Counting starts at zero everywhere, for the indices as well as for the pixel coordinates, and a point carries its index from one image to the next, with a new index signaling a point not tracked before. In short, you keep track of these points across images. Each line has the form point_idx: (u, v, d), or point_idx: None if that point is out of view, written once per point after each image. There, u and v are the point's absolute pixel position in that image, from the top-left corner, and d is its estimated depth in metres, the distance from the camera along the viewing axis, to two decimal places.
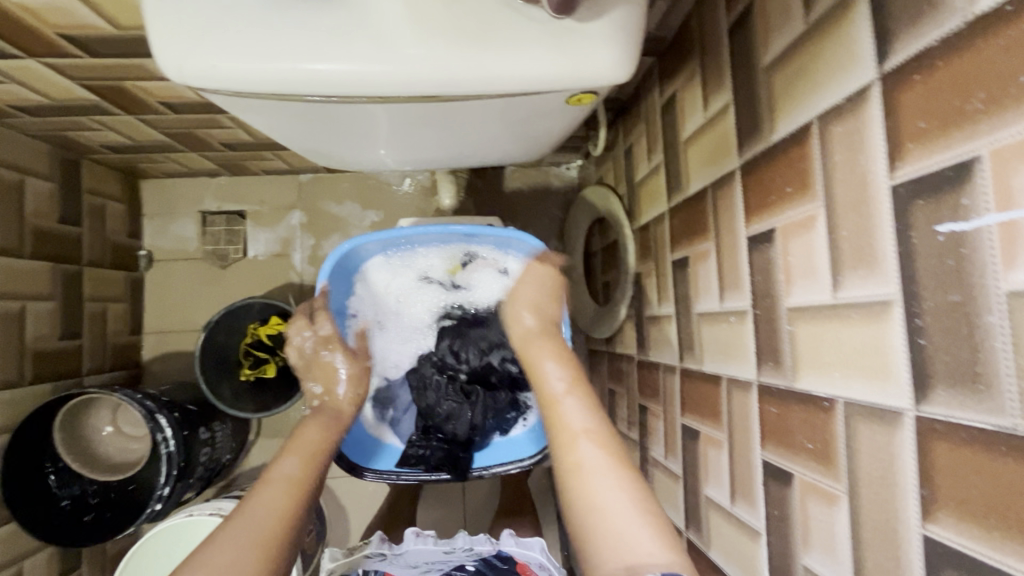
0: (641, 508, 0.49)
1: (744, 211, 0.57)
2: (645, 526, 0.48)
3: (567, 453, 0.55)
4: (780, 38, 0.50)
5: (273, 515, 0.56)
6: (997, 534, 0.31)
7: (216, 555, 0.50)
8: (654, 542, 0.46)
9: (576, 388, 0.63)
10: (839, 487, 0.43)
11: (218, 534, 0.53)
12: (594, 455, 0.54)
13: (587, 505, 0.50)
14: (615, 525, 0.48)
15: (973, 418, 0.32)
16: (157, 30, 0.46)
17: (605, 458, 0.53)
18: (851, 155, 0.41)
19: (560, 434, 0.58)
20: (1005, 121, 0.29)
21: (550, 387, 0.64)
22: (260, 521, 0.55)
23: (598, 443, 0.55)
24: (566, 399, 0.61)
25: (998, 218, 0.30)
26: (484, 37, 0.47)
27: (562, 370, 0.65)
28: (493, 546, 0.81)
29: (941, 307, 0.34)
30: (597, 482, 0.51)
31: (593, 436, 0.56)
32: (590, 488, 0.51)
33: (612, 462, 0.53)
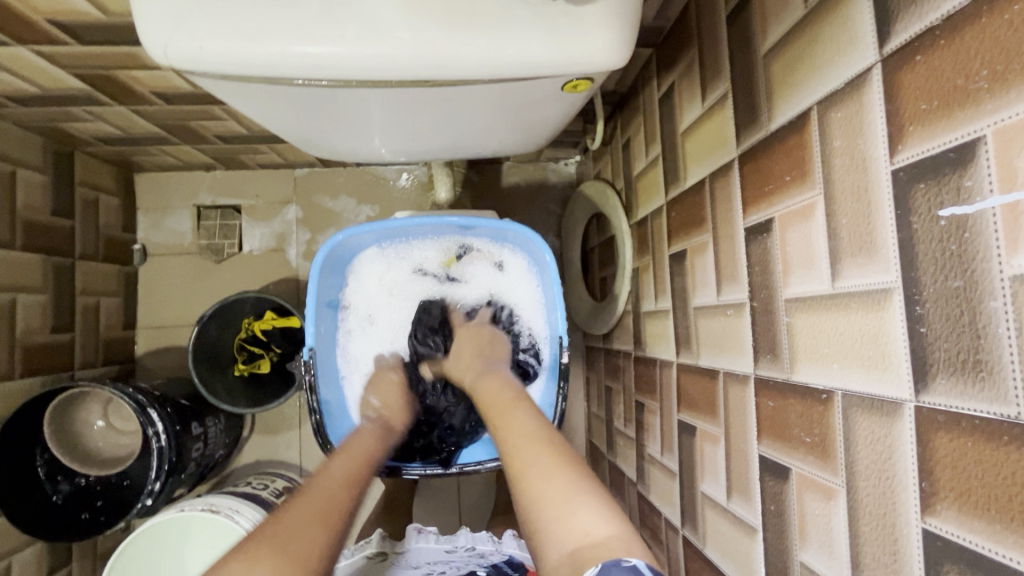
0: (583, 488, 0.48)
1: (742, 202, 0.56)
2: (587, 502, 0.47)
3: (513, 453, 0.55)
4: (779, 23, 0.49)
5: (334, 499, 0.54)
6: (999, 527, 0.30)
7: (284, 528, 0.48)
8: (595, 519, 0.45)
9: (521, 401, 0.64)
10: (837, 481, 0.42)
11: (281, 513, 0.51)
12: (541, 449, 0.54)
13: (533, 494, 0.49)
14: (556, 501, 0.47)
15: (975, 407, 0.31)
16: (143, 11, 0.45)
17: (549, 452, 0.53)
18: (851, 140, 0.40)
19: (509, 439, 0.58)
20: (1008, 99, 0.28)
21: (501, 399, 0.65)
22: (321, 502, 0.53)
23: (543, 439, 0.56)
24: (519, 412, 0.61)
25: (1002, 199, 0.29)
26: (476, 19, 0.46)
27: (510, 389, 0.67)
28: (495, 547, 0.80)
29: (943, 294, 0.33)
30: (538, 468, 0.51)
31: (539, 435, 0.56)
32: (534, 475, 0.51)
33: (553, 455, 0.53)
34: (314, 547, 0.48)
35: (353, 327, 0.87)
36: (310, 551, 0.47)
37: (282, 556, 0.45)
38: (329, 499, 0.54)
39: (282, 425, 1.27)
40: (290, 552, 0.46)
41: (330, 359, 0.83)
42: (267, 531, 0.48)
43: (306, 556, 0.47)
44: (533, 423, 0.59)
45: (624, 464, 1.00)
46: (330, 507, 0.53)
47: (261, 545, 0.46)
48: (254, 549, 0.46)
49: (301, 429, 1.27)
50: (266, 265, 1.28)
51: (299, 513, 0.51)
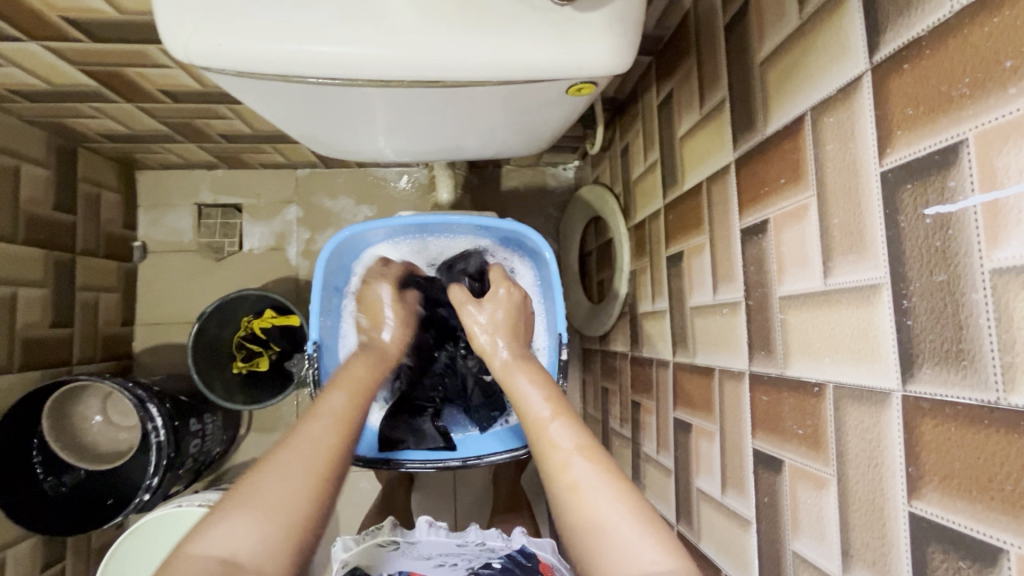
0: (640, 519, 0.48)
1: (738, 204, 0.58)
2: (646, 535, 0.47)
3: (557, 470, 0.54)
4: (775, 33, 0.51)
5: (323, 447, 0.56)
6: (980, 506, 0.32)
7: (267, 486, 0.50)
8: (658, 550, 0.46)
9: (558, 407, 0.60)
10: (827, 471, 0.44)
11: (269, 462, 0.53)
12: (585, 468, 0.53)
13: (589, 525, 0.49)
14: (618, 538, 0.47)
15: (958, 395, 0.33)
16: (164, 8, 0.46)
17: (596, 473, 0.52)
18: (843, 145, 0.42)
19: (543, 439, 0.57)
20: (989, 105, 0.30)
21: (534, 409, 0.61)
22: (309, 453, 0.54)
23: (588, 455, 0.54)
24: (552, 423, 0.59)
25: (983, 198, 0.31)
26: (485, 24, 0.48)
27: (540, 394, 0.63)
28: (505, 542, 0.81)
29: (928, 288, 0.35)
30: (595, 497, 0.50)
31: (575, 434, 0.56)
32: (589, 505, 0.50)
33: (602, 470, 0.52)
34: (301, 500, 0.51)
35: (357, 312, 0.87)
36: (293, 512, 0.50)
37: (264, 522, 0.48)
38: (318, 451, 0.55)
39: (279, 423, 1.27)
40: (274, 511, 0.49)
41: (332, 337, 0.83)
42: (249, 489, 0.50)
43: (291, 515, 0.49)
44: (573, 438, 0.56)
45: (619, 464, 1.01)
46: (320, 458, 0.54)
47: (242, 503, 0.49)
48: (238, 508, 0.49)
49: None
50: (267, 263, 1.29)
51: (285, 467, 0.52)
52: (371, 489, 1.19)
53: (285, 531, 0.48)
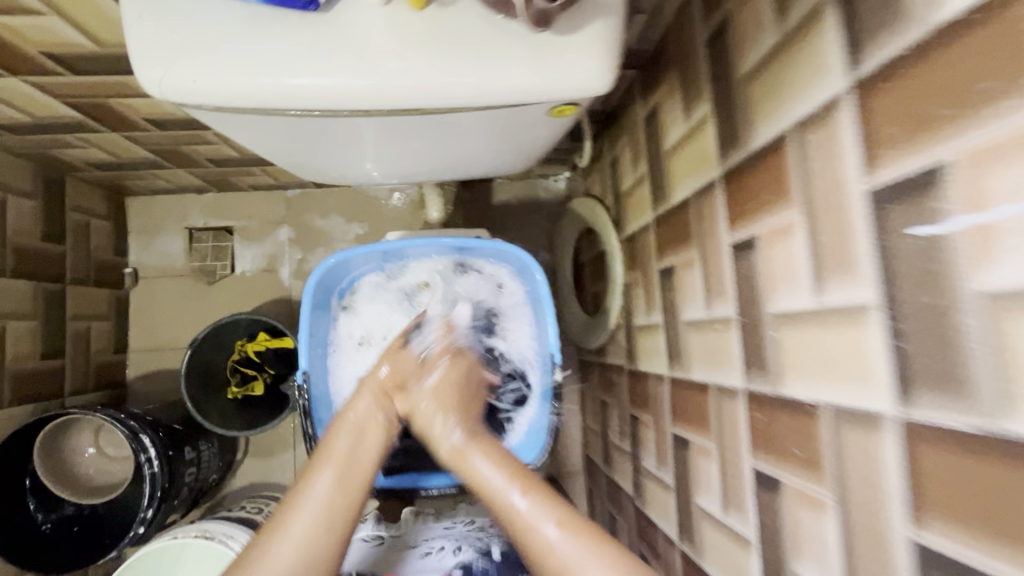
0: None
1: (727, 219, 0.57)
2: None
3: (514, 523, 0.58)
4: (756, 48, 0.50)
5: (332, 497, 0.60)
6: (982, 540, 0.30)
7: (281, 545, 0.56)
8: None
9: (523, 482, 0.60)
10: (826, 493, 0.43)
11: (285, 518, 0.58)
12: (534, 514, 0.57)
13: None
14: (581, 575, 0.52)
15: (954, 420, 0.31)
16: (137, 44, 0.46)
17: (579, 544, 0.54)
18: (828, 162, 0.41)
19: (517, 521, 0.57)
20: (968, 125, 0.30)
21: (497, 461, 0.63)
22: (321, 510, 0.59)
23: (538, 503, 0.58)
24: (519, 499, 0.58)
25: (968, 220, 0.30)
26: (463, 50, 0.47)
27: (499, 468, 0.62)
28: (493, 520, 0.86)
29: (919, 309, 0.34)
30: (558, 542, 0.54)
31: (529, 492, 0.59)
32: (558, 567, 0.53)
33: (590, 544, 0.54)
34: (316, 551, 0.56)
35: (346, 337, 0.86)
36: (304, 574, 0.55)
37: None
38: (332, 508, 0.59)
39: (276, 447, 1.26)
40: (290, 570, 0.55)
41: (320, 362, 0.82)
42: (269, 552, 0.55)
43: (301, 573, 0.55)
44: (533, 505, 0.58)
45: (621, 478, 1.00)
46: (335, 515, 0.59)
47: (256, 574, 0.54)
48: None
49: (295, 451, 1.25)
50: (260, 285, 1.28)
51: (300, 526, 0.57)
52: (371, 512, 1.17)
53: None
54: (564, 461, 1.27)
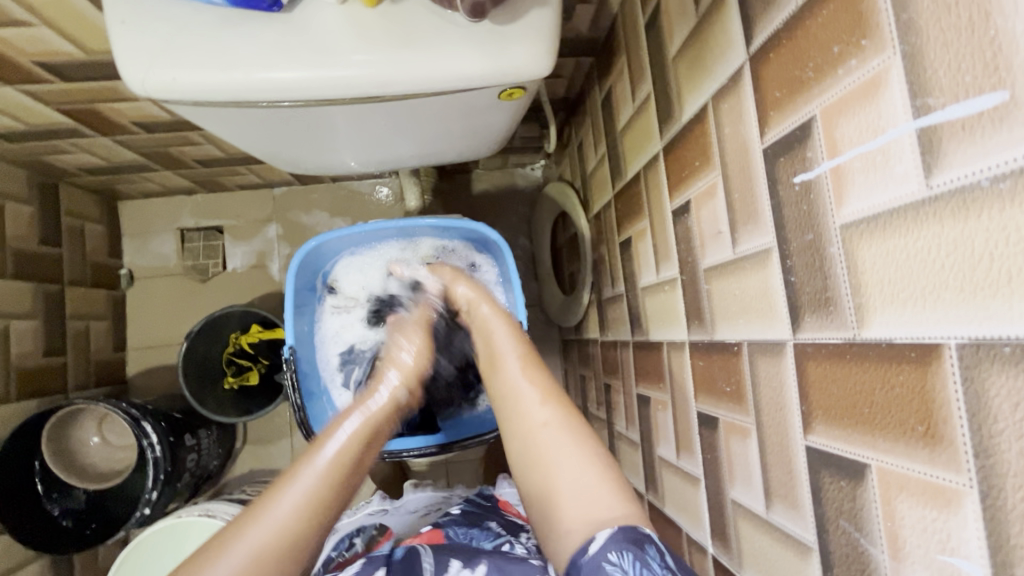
0: (600, 469, 0.52)
1: (668, 188, 0.63)
2: (606, 488, 0.50)
3: (519, 419, 0.58)
4: (681, 30, 0.56)
5: (335, 467, 0.55)
6: (851, 434, 0.35)
7: (275, 511, 0.51)
8: (614, 498, 0.49)
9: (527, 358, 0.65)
10: (748, 420, 0.49)
11: (270, 497, 0.52)
12: (528, 385, 0.61)
13: (563, 494, 0.51)
14: (577, 489, 0.51)
15: (828, 335, 0.37)
16: (122, 48, 0.51)
17: (562, 435, 0.55)
18: (735, 127, 0.47)
19: (512, 402, 0.60)
20: (825, 85, 0.35)
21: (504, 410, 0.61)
22: (324, 474, 0.54)
23: (563, 422, 0.56)
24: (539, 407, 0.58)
25: (830, 164, 0.36)
26: (416, 41, 0.53)
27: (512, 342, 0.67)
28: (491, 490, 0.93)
29: (803, 246, 0.39)
30: (561, 460, 0.53)
31: (528, 365, 0.64)
32: (550, 470, 0.53)
33: (574, 437, 0.55)
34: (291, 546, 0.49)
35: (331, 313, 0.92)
36: (298, 537, 0.50)
37: None
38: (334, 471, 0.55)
39: (273, 435, 1.31)
40: (283, 531, 0.50)
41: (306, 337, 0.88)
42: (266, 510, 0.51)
43: (296, 541, 0.50)
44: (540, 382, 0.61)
45: None
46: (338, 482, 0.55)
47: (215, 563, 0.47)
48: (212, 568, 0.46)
49: (292, 437, 1.31)
50: (251, 281, 1.33)
51: (287, 506, 0.51)
52: (365, 491, 1.22)
53: (281, 560, 0.49)
54: None
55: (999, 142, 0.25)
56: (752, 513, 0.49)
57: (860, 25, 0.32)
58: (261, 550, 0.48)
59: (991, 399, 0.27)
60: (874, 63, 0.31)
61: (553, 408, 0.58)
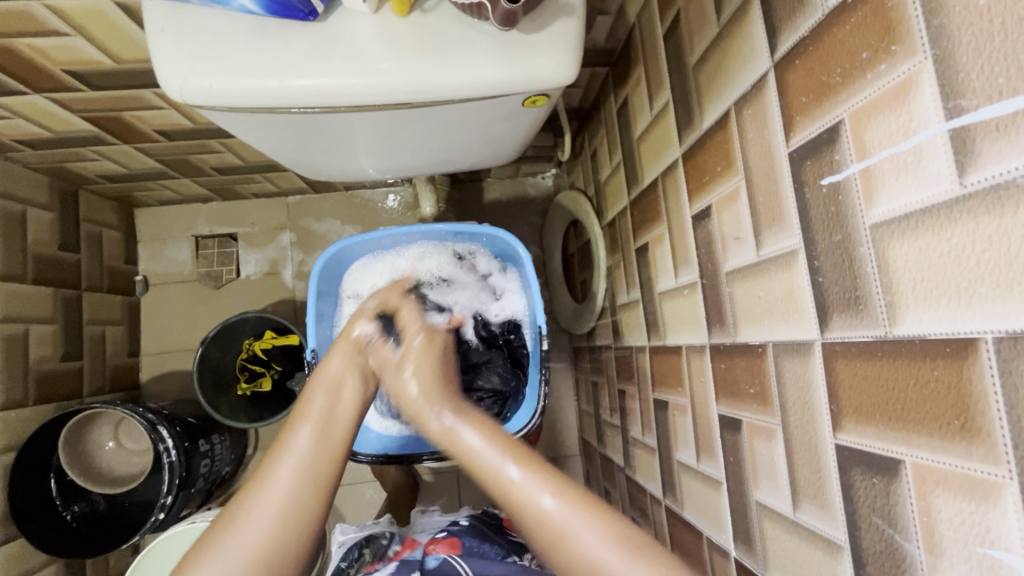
0: (627, 551, 0.50)
1: (688, 193, 0.64)
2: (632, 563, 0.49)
3: (536, 522, 0.53)
4: (702, 39, 0.57)
5: (309, 455, 0.58)
6: (884, 431, 0.36)
7: (257, 509, 0.54)
8: None
9: (521, 458, 0.57)
10: (773, 421, 0.49)
11: (258, 477, 0.56)
12: (536, 488, 0.54)
13: (584, 570, 0.50)
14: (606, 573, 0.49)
15: (860, 334, 0.38)
16: (161, 57, 0.53)
17: (579, 514, 0.52)
18: (759, 132, 0.48)
19: (513, 499, 0.54)
20: (854, 90, 0.36)
21: (492, 469, 0.56)
22: (296, 469, 0.57)
23: (563, 496, 0.54)
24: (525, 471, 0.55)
25: (858, 166, 0.37)
26: (445, 48, 0.54)
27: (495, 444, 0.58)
28: None
29: (831, 246, 0.40)
30: (585, 540, 0.51)
31: (523, 463, 0.56)
32: (578, 547, 0.51)
33: (588, 513, 0.52)
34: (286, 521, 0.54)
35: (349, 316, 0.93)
36: (292, 519, 0.54)
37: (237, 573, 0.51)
38: (308, 465, 0.57)
39: None
40: (271, 519, 0.53)
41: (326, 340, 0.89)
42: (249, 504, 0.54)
43: (283, 524, 0.54)
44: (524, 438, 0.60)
45: (613, 453, 1.04)
46: (315, 472, 0.57)
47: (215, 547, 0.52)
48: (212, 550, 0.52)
49: None
50: (264, 288, 1.34)
51: (275, 484, 0.55)
52: (377, 498, 1.21)
53: (274, 541, 0.53)
54: (559, 445, 1.31)
55: None
56: (779, 514, 0.49)
57: (889, 31, 0.33)
58: (261, 523, 0.53)
59: None
60: (904, 68, 0.32)
61: (567, 494, 0.54)
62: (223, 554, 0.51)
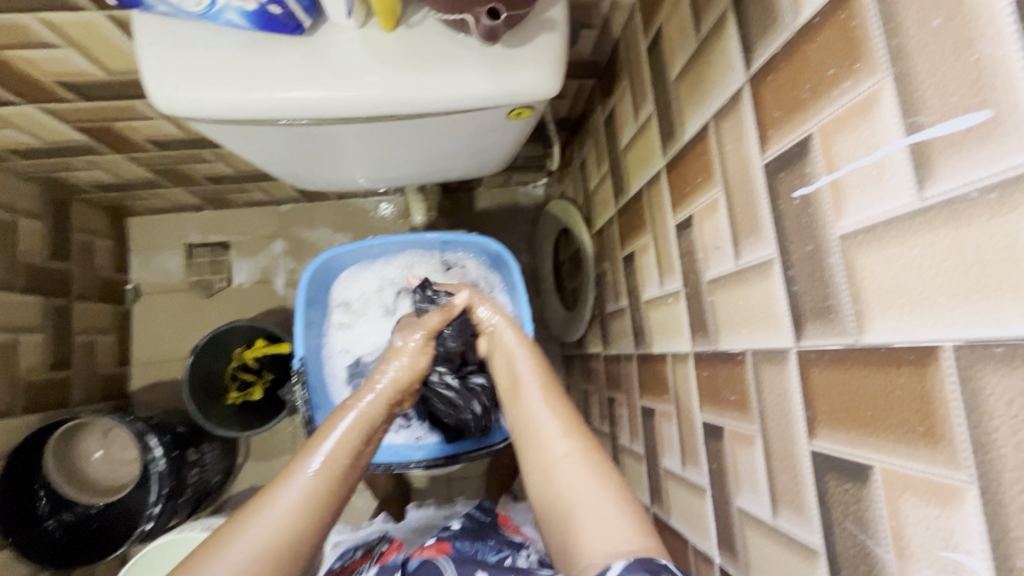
0: (616, 498, 0.49)
1: (671, 202, 0.65)
2: (620, 517, 0.47)
3: (563, 496, 0.51)
4: (682, 52, 0.59)
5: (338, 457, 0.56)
6: (856, 436, 0.37)
7: (275, 505, 0.50)
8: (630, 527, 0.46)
9: (576, 430, 0.55)
10: (753, 427, 0.50)
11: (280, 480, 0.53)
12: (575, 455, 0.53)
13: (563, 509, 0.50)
14: (590, 515, 0.48)
15: (830, 342, 0.38)
16: (150, 70, 0.53)
17: (584, 464, 0.52)
18: (736, 143, 0.49)
19: (559, 465, 0.53)
20: (821, 105, 0.38)
21: (548, 438, 0.55)
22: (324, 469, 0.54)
23: (581, 451, 0.53)
24: (561, 438, 0.55)
25: (827, 178, 0.38)
26: (430, 62, 0.55)
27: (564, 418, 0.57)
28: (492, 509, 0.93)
29: (804, 256, 0.41)
30: (568, 471, 0.52)
31: (575, 433, 0.55)
32: (566, 487, 0.51)
33: (582, 458, 0.53)
34: (306, 527, 0.50)
35: (337, 325, 0.93)
36: (309, 528, 0.51)
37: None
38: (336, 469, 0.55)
39: (275, 451, 1.31)
40: (287, 521, 0.50)
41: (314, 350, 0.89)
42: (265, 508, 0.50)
43: (301, 530, 0.50)
44: (559, 412, 0.57)
45: None
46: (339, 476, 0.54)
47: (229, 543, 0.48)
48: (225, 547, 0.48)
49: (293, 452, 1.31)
50: (255, 296, 1.34)
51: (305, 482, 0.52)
52: (367, 507, 1.21)
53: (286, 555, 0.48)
54: None
55: (986, 157, 0.27)
56: (759, 520, 0.49)
57: (852, 50, 0.35)
58: (279, 530, 0.49)
59: (986, 398, 0.28)
60: (866, 85, 0.34)
61: (575, 440, 0.54)
62: (237, 551, 0.47)
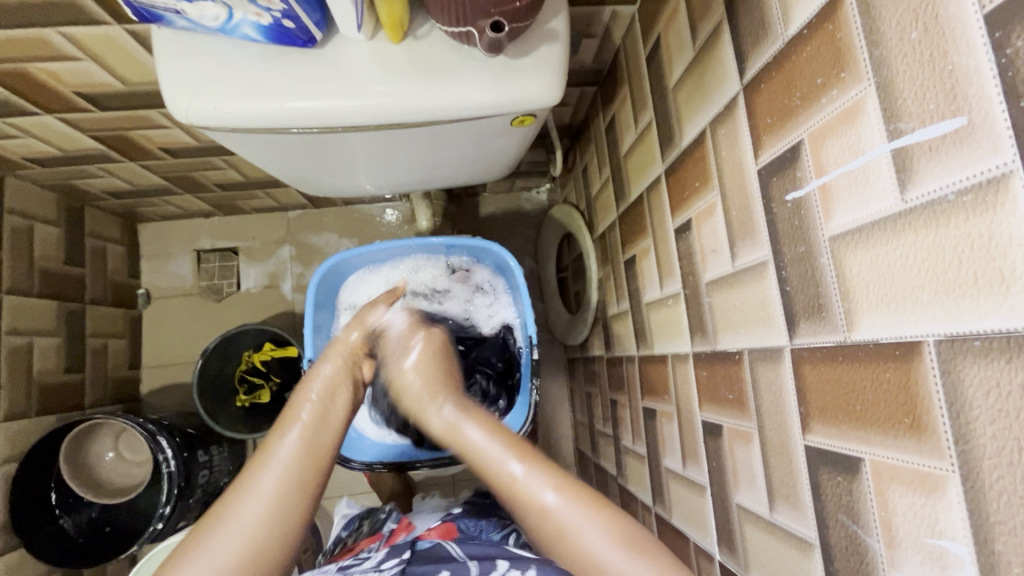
0: (628, 548, 0.56)
1: (670, 207, 0.66)
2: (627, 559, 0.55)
3: (538, 522, 0.59)
4: (679, 62, 0.61)
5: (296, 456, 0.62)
6: (847, 430, 0.38)
7: (246, 512, 0.58)
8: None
9: (561, 484, 0.61)
10: (750, 424, 0.51)
11: (246, 482, 0.60)
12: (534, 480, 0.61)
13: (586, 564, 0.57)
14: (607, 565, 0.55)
15: (823, 339, 0.40)
16: (169, 81, 0.56)
17: (580, 511, 0.59)
18: (732, 149, 0.51)
19: (518, 492, 0.61)
20: (811, 112, 0.39)
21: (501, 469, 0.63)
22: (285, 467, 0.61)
23: (563, 494, 0.60)
24: (550, 495, 0.60)
25: (817, 182, 0.39)
26: (436, 71, 0.57)
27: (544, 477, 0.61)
28: None
29: (796, 256, 0.42)
30: (589, 535, 0.57)
31: (527, 462, 0.62)
32: (584, 545, 0.57)
33: (591, 510, 0.59)
34: (273, 520, 0.59)
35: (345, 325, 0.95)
36: (284, 522, 0.59)
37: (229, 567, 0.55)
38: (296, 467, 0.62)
39: None
40: (258, 519, 0.58)
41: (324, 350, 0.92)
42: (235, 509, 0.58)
43: (274, 524, 0.59)
44: (538, 474, 0.61)
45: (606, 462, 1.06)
46: (301, 471, 0.62)
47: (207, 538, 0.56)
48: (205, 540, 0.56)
49: None
50: (264, 301, 1.37)
51: (265, 487, 0.60)
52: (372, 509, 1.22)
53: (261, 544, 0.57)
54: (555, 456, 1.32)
55: (961, 162, 0.29)
56: (757, 516, 0.51)
57: (839, 60, 0.36)
58: (249, 529, 0.57)
59: (967, 389, 0.29)
60: (852, 93, 0.35)
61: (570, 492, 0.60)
62: (216, 546, 0.56)
